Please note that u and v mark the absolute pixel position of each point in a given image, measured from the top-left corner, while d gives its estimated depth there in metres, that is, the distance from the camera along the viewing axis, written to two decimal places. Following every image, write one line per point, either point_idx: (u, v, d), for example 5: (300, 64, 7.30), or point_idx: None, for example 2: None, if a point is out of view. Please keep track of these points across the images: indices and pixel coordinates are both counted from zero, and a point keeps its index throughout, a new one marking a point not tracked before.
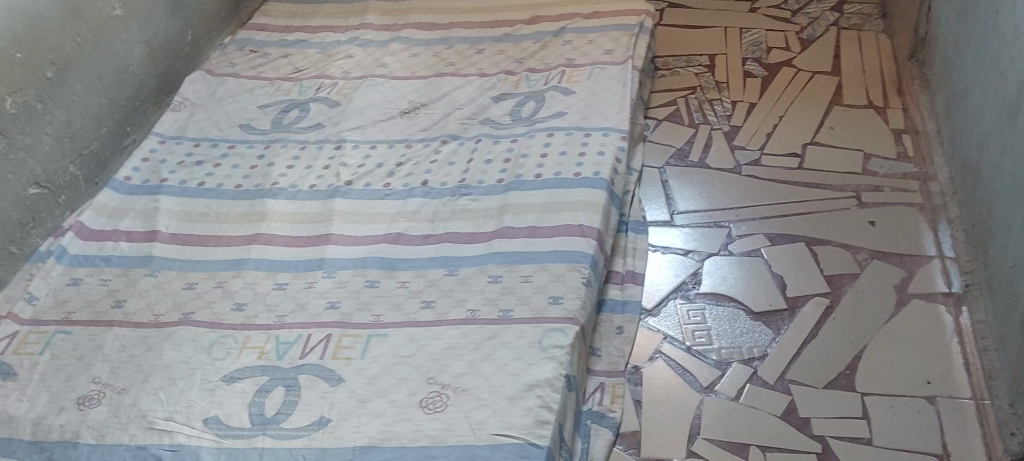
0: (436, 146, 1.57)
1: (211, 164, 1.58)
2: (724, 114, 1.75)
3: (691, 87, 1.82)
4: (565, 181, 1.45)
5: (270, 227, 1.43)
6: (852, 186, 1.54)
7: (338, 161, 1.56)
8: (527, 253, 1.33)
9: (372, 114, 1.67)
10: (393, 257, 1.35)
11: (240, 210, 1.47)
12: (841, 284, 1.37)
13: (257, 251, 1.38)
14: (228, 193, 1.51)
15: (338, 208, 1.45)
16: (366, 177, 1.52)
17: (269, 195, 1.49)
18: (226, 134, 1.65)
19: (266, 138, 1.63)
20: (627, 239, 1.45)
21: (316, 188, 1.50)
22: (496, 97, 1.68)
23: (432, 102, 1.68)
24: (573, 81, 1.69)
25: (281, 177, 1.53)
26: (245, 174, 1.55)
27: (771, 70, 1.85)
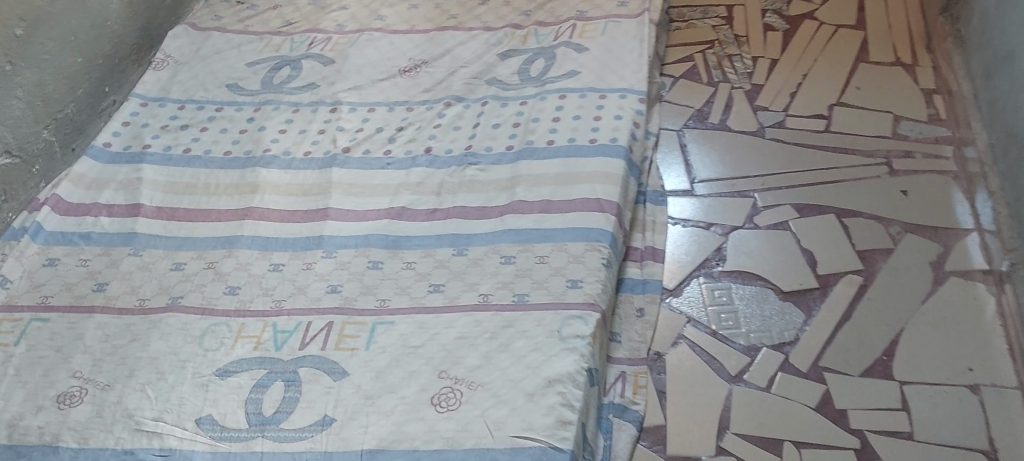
0: (439, 110, 1.47)
1: (196, 128, 1.47)
2: (745, 71, 1.64)
3: (708, 41, 1.71)
4: (580, 150, 1.36)
5: (264, 201, 1.33)
6: (882, 151, 1.45)
7: (334, 126, 1.46)
8: (542, 229, 1.24)
9: (370, 73, 1.55)
10: (397, 235, 1.26)
11: (230, 181, 1.38)
12: (873, 260, 1.28)
13: (250, 227, 1.29)
14: (217, 161, 1.41)
15: (337, 179, 1.36)
16: (363, 144, 1.42)
17: (261, 164, 1.40)
18: (213, 95, 1.53)
19: (255, 100, 1.52)
20: (645, 212, 1.37)
21: (311, 156, 1.41)
22: (502, 54, 1.57)
23: (434, 59, 1.57)
24: (585, 36, 1.58)
25: (273, 143, 1.43)
26: (235, 139, 1.45)
27: (793, 23, 1.74)
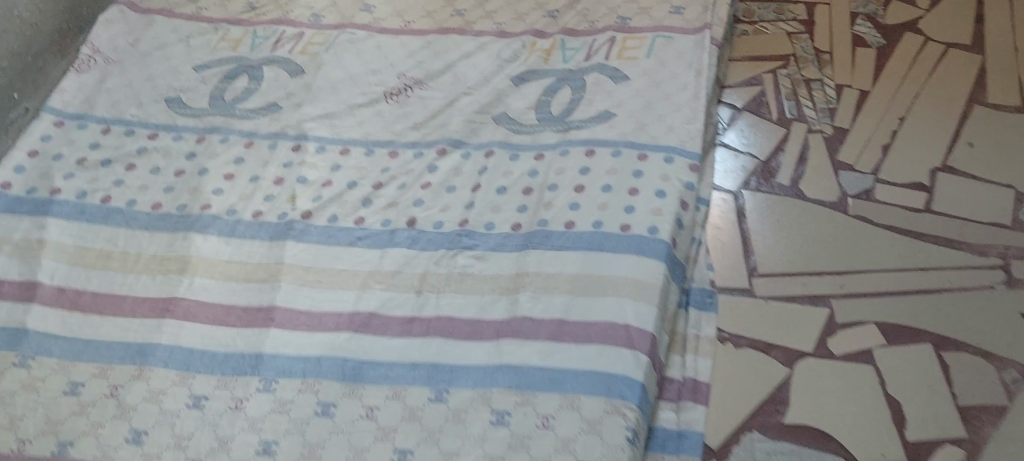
0: (431, 160, 1.15)
1: (121, 165, 1.16)
2: (826, 105, 1.29)
3: (781, 56, 1.35)
4: (607, 241, 1.04)
5: (192, 288, 1.04)
6: (999, 248, 1.11)
7: (294, 175, 1.14)
8: (549, 369, 0.94)
9: (347, 95, 1.22)
10: (359, 359, 0.96)
11: (155, 251, 1.08)
12: (981, 424, 0.96)
13: (170, 331, 1.00)
14: (141, 218, 1.11)
15: (289, 260, 1.06)
16: (328, 207, 1.11)
17: (197, 227, 1.10)
18: (148, 115, 1.21)
19: (199, 125, 1.20)
20: (686, 323, 1.07)
21: (262, 220, 1.10)
22: (518, 75, 1.23)
23: (430, 79, 1.23)
24: (625, 57, 1.23)
25: (214, 196, 1.13)
26: (168, 185, 1.14)
27: (890, 35, 1.37)
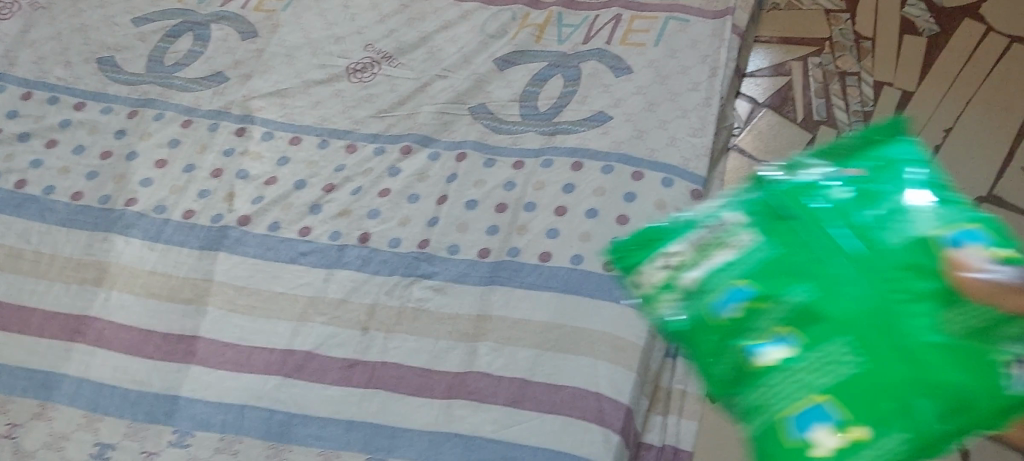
0: (393, 160, 0.99)
1: (41, 141, 1.01)
2: (860, 105, 1.11)
3: (815, 41, 1.18)
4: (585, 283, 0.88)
5: (108, 305, 0.91)
6: None
7: (236, 167, 0.99)
8: (504, 445, 0.81)
9: (305, 67, 1.06)
10: (287, 412, 0.84)
11: (71, 252, 0.94)
12: None
13: (81, 359, 0.88)
14: (59, 210, 0.97)
15: (220, 278, 0.93)
16: (270, 211, 0.96)
17: (119, 227, 0.96)
18: (76, 79, 1.05)
19: (133, 95, 1.04)
20: (671, 376, 0.93)
21: (193, 223, 0.96)
22: (504, 57, 1.05)
23: (402, 53, 1.06)
24: (630, 42, 1.05)
25: (142, 188, 0.98)
26: (93, 169, 0.99)
27: (945, 20, 1.16)
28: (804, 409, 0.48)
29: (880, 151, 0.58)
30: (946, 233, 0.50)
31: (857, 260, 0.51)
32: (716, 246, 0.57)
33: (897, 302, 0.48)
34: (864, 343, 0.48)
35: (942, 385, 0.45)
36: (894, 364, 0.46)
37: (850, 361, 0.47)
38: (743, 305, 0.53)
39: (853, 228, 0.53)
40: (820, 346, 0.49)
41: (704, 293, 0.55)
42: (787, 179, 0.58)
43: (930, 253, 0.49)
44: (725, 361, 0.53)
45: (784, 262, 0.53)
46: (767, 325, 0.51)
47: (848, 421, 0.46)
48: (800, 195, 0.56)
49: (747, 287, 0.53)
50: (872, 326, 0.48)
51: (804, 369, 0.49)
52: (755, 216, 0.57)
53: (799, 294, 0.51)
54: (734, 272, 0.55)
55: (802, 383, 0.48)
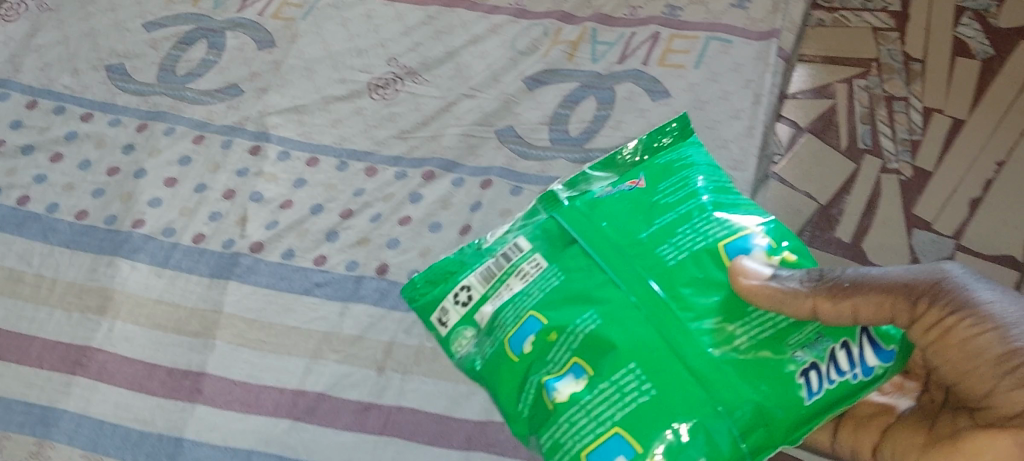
0: (414, 185, 0.94)
1: (45, 154, 0.97)
2: (908, 135, 1.05)
3: (861, 62, 1.11)
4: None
5: (111, 335, 0.87)
6: None
7: (249, 189, 0.94)
8: None
9: (324, 81, 1.00)
10: (297, 458, 0.79)
11: (73, 277, 0.90)
12: None
13: (81, 395, 0.83)
14: (62, 230, 0.93)
15: (229, 309, 0.88)
16: (284, 237, 0.92)
17: (125, 250, 0.91)
18: (84, 88, 1.00)
19: (142, 107, 0.99)
20: None
21: (203, 249, 0.91)
22: (534, 76, 1.00)
23: (427, 69, 1.01)
24: (668, 63, 0.99)
25: (150, 209, 0.93)
26: (99, 186, 0.95)
27: (1001, 43, 1.09)
28: (603, 441, 0.54)
29: (655, 163, 0.71)
30: (723, 243, 0.61)
31: (648, 298, 0.59)
32: (511, 274, 0.66)
33: (682, 322, 0.58)
34: (649, 368, 0.56)
35: (734, 404, 0.54)
36: (668, 396, 0.55)
37: (631, 388, 0.55)
38: (535, 339, 0.61)
39: (638, 254, 0.62)
40: (610, 377, 0.56)
41: (504, 330, 0.63)
42: (586, 204, 0.69)
43: (706, 267, 0.61)
44: (529, 394, 0.60)
45: (569, 289, 0.62)
46: (559, 357, 0.59)
47: (645, 452, 0.53)
48: (589, 215, 0.67)
49: (541, 317, 0.61)
50: (652, 353, 0.56)
51: (594, 402, 0.56)
52: (541, 241, 0.67)
53: (586, 323, 0.59)
54: (528, 303, 0.63)
55: (600, 416, 0.55)
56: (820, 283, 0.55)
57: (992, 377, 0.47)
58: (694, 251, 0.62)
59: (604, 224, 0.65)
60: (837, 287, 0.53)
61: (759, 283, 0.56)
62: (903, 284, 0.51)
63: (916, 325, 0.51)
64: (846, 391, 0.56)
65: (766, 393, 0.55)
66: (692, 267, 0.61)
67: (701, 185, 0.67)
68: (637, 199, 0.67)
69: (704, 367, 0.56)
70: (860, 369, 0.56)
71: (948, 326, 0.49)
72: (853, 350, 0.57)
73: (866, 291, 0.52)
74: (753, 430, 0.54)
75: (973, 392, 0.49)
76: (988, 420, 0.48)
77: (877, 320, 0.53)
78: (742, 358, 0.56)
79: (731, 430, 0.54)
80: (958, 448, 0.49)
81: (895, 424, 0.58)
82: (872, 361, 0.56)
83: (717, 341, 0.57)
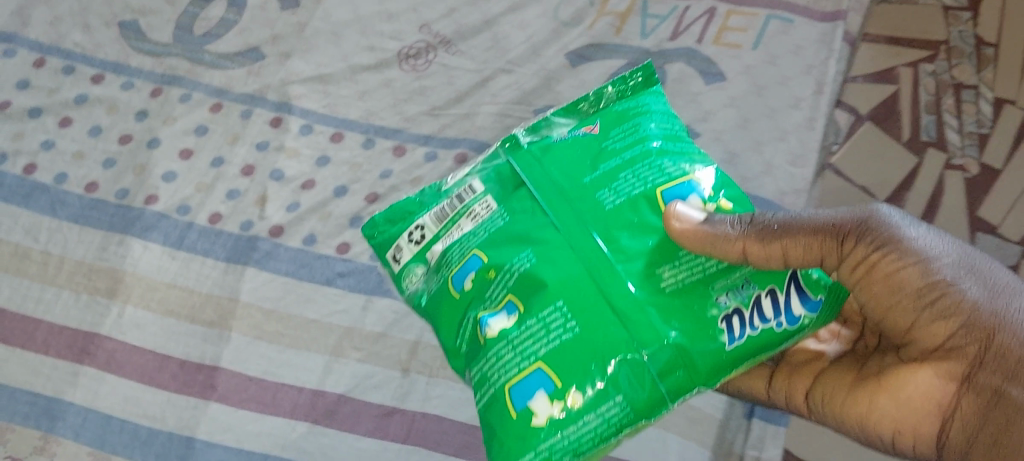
0: (446, 170, 0.87)
1: (54, 119, 0.91)
2: (976, 129, 0.97)
3: (928, 44, 1.02)
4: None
5: (120, 322, 0.82)
6: None
7: (269, 165, 0.88)
8: None
9: (352, 48, 0.93)
10: None
11: (81, 255, 0.85)
12: None
13: (87, 387, 0.80)
14: (71, 204, 0.87)
15: (246, 297, 0.83)
16: (306, 221, 0.86)
17: (137, 229, 0.86)
18: (98, 47, 0.94)
19: (157, 70, 0.93)
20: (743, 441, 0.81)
21: (220, 231, 0.86)
22: (578, 51, 0.92)
23: (463, 39, 0.93)
24: (724, 43, 0.91)
25: (164, 184, 0.88)
26: (109, 156, 0.89)
27: None
28: (526, 376, 0.55)
29: (612, 109, 0.68)
30: (661, 190, 0.60)
31: (581, 237, 0.59)
32: (461, 215, 0.65)
33: (610, 261, 0.58)
34: (577, 311, 0.56)
35: (649, 340, 0.55)
36: (588, 331, 0.55)
37: (556, 327, 0.55)
38: (475, 277, 0.61)
39: (578, 199, 0.61)
40: (538, 314, 0.56)
41: (449, 266, 0.63)
42: (538, 147, 0.67)
43: (642, 212, 0.59)
44: (465, 330, 0.61)
45: (512, 230, 0.61)
46: (496, 295, 0.59)
47: (564, 388, 0.54)
48: (539, 158, 0.65)
49: (482, 255, 0.61)
50: (580, 292, 0.56)
51: (519, 338, 0.56)
52: (494, 183, 0.66)
53: (522, 262, 0.59)
54: (473, 243, 0.62)
55: (525, 353, 0.55)
56: (750, 226, 0.56)
57: (913, 310, 0.52)
58: (632, 196, 0.60)
59: (549, 167, 0.64)
60: (766, 230, 0.56)
61: (692, 226, 0.56)
62: (831, 224, 0.55)
63: (844, 264, 0.55)
64: (768, 337, 0.56)
65: (687, 330, 0.55)
66: (630, 212, 0.60)
67: (653, 131, 0.64)
68: (588, 145, 0.65)
69: (631, 307, 0.56)
70: (783, 317, 0.56)
71: (875, 261, 0.53)
72: (778, 297, 0.57)
73: (793, 233, 0.55)
74: (672, 370, 0.54)
75: (896, 327, 0.54)
76: (913, 354, 0.54)
77: (804, 262, 0.55)
78: (669, 298, 0.56)
79: (651, 372, 0.54)
80: (884, 385, 0.55)
81: (826, 370, 0.63)
82: (793, 313, 0.56)
83: (645, 283, 0.57)
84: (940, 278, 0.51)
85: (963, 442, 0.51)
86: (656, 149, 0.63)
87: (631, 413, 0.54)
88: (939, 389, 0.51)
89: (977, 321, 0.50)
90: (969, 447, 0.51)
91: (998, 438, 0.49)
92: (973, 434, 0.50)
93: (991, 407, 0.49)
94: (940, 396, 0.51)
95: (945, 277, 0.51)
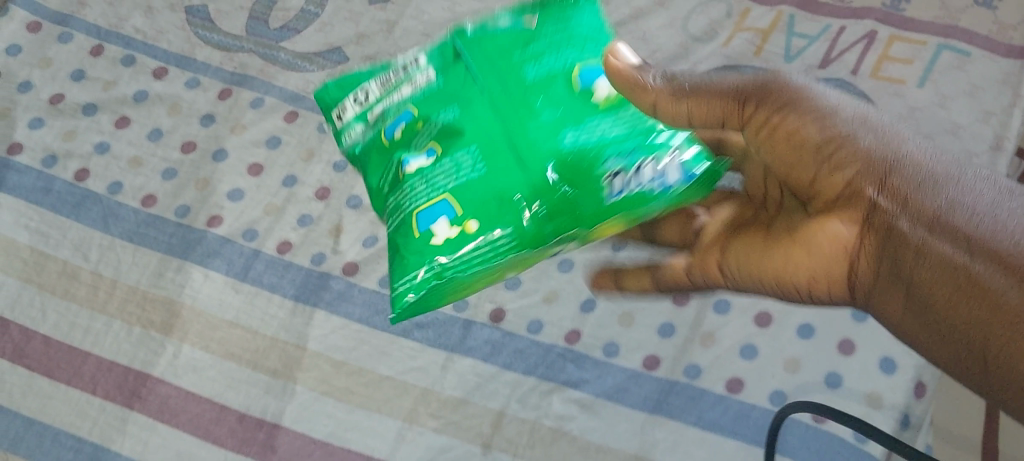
0: None
1: (110, 117, 0.83)
2: None
3: None
4: (708, 410, 0.66)
5: (174, 363, 0.73)
6: None
7: (348, 190, 0.79)
8: None
9: None
10: None
11: (135, 281, 0.76)
12: None
13: (135, 437, 0.70)
14: (125, 218, 0.79)
15: (314, 346, 0.73)
16: (384, 257, 0.76)
17: (199, 255, 0.77)
18: (160, 33, 0.88)
19: (227, 66, 0.86)
20: None
21: (291, 265, 0.76)
22: (710, 73, 0.79)
23: None
24: (885, 76, 0.76)
25: (229, 203, 0.79)
26: (170, 166, 0.81)
27: None
28: (432, 205, 0.55)
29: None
30: (578, 74, 0.57)
31: (504, 83, 0.59)
32: (403, 82, 0.61)
33: (528, 121, 0.56)
34: (488, 156, 0.56)
35: (551, 190, 0.53)
36: (500, 173, 0.55)
37: (472, 167, 0.55)
38: (404, 127, 0.59)
39: (505, 68, 0.59)
40: (452, 155, 0.56)
41: (382, 120, 0.61)
42: (476, 27, 0.62)
43: (558, 84, 0.58)
44: (387, 172, 0.59)
45: (447, 89, 0.60)
46: (419, 142, 0.58)
47: (464, 217, 0.54)
48: (478, 39, 0.61)
49: (411, 111, 0.60)
50: (501, 147, 0.56)
51: (434, 174, 0.56)
52: (438, 52, 0.62)
53: (449, 115, 0.58)
54: (410, 100, 0.61)
55: (434, 184, 0.55)
56: (670, 81, 0.51)
57: (813, 164, 0.46)
58: (552, 72, 0.58)
59: (486, 45, 0.61)
60: (681, 87, 0.50)
61: (624, 66, 0.52)
62: (733, 86, 0.49)
63: (747, 127, 0.49)
64: (632, 199, 0.51)
65: (574, 178, 0.53)
66: (550, 84, 0.58)
67: (591, 31, 0.60)
68: (522, 34, 0.61)
69: (542, 156, 0.55)
70: (677, 178, 0.52)
71: (775, 124, 0.47)
72: (649, 169, 0.52)
73: (702, 93, 0.49)
74: (558, 214, 0.52)
75: (800, 180, 0.47)
76: (817, 207, 0.47)
77: (714, 123, 0.50)
78: (566, 149, 0.55)
79: (540, 210, 0.53)
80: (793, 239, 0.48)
81: (737, 236, 0.54)
82: (675, 176, 0.52)
83: (557, 130, 0.56)
84: (838, 130, 0.45)
85: (870, 282, 0.44)
86: (584, 35, 0.60)
87: (518, 248, 0.52)
88: (848, 236, 0.45)
89: (874, 163, 0.43)
90: (875, 282, 0.44)
91: (897, 272, 0.42)
92: (878, 271, 0.43)
93: (887, 242, 0.42)
94: (845, 240, 0.45)
95: (842, 129, 0.45)
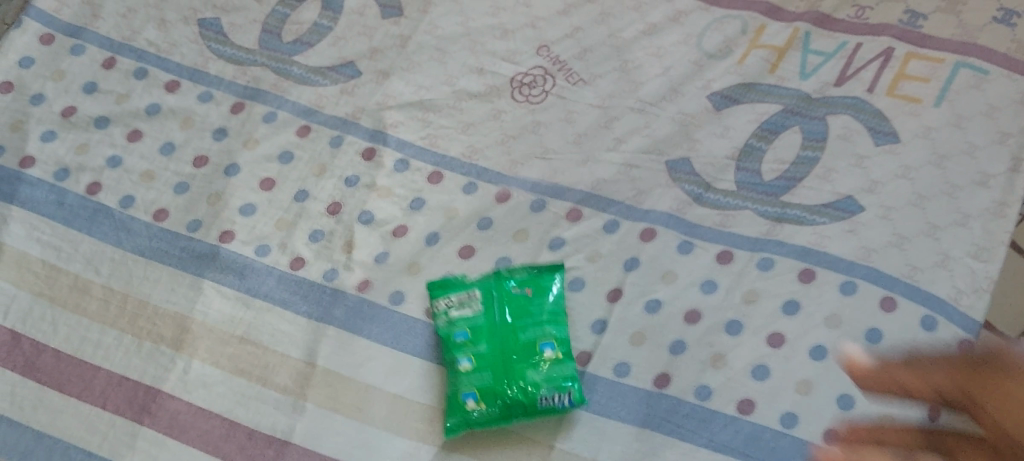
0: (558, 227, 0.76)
1: (122, 130, 0.84)
2: None
3: None
4: (719, 432, 0.65)
5: (185, 377, 0.72)
6: None
7: (360, 206, 0.79)
8: None
9: (458, 69, 0.85)
10: None
11: (147, 295, 0.76)
12: None
13: (145, 451, 0.70)
14: (138, 232, 0.79)
15: (324, 362, 0.72)
16: (394, 273, 0.75)
17: (211, 270, 0.77)
18: (173, 46, 0.88)
19: (239, 80, 0.86)
20: None
21: (302, 280, 0.76)
22: (724, 90, 0.79)
23: (586, 66, 0.83)
24: (902, 95, 0.76)
25: (241, 217, 0.79)
26: (182, 180, 0.81)
27: None
28: (463, 394, 0.68)
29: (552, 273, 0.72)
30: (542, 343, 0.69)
31: (504, 351, 0.69)
32: (461, 304, 0.72)
33: (518, 370, 0.68)
34: (493, 373, 0.68)
35: (511, 416, 0.67)
36: (498, 386, 0.67)
37: (479, 386, 0.68)
38: (458, 346, 0.70)
39: (506, 340, 0.70)
40: (471, 371, 0.69)
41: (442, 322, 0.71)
42: (494, 287, 0.72)
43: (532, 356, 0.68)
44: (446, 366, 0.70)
45: (477, 332, 0.70)
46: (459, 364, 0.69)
47: (473, 403, 0.67)
48: (487, 321, 0.70)
49: (469, 332, 0.70)
50: (500, 377, 0.68)
51: (466, 379, 0.68)
52: (479, 300, 0.72)
53: (477, 350, 0.69)
54: (458, 328, 0.70)
55: (468, 378, 0.68)
56: None
57: None
58: (529, 346, 0.69)
59: (494, 318, 0.71)
60: None
61: None
62: None
63: None
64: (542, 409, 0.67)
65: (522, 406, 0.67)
66: (528, 355, 0.69)
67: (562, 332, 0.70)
68: (519, 310, 0.71)
69: (508, 397, 0.67)
70: None
71: None
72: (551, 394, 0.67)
73: None
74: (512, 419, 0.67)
75: None
76: None
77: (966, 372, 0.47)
78: (525, 394, 0.67)
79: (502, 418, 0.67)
80: None
81: None
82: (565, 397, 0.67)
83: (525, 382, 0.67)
84: None
85: None
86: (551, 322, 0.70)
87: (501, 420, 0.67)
88: None
89: None
90: None
91: None
92: None
93: None
94: None
95: None
